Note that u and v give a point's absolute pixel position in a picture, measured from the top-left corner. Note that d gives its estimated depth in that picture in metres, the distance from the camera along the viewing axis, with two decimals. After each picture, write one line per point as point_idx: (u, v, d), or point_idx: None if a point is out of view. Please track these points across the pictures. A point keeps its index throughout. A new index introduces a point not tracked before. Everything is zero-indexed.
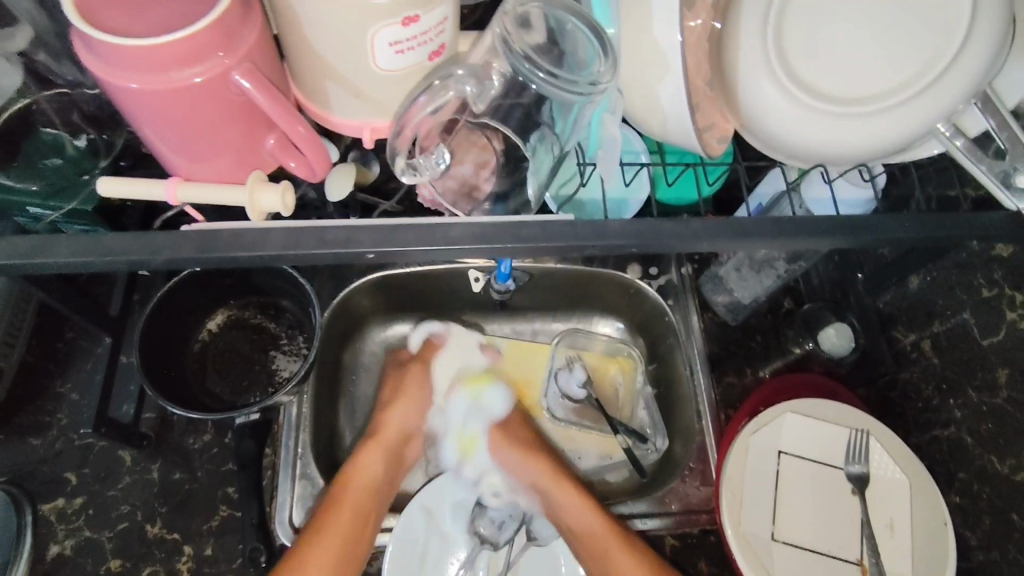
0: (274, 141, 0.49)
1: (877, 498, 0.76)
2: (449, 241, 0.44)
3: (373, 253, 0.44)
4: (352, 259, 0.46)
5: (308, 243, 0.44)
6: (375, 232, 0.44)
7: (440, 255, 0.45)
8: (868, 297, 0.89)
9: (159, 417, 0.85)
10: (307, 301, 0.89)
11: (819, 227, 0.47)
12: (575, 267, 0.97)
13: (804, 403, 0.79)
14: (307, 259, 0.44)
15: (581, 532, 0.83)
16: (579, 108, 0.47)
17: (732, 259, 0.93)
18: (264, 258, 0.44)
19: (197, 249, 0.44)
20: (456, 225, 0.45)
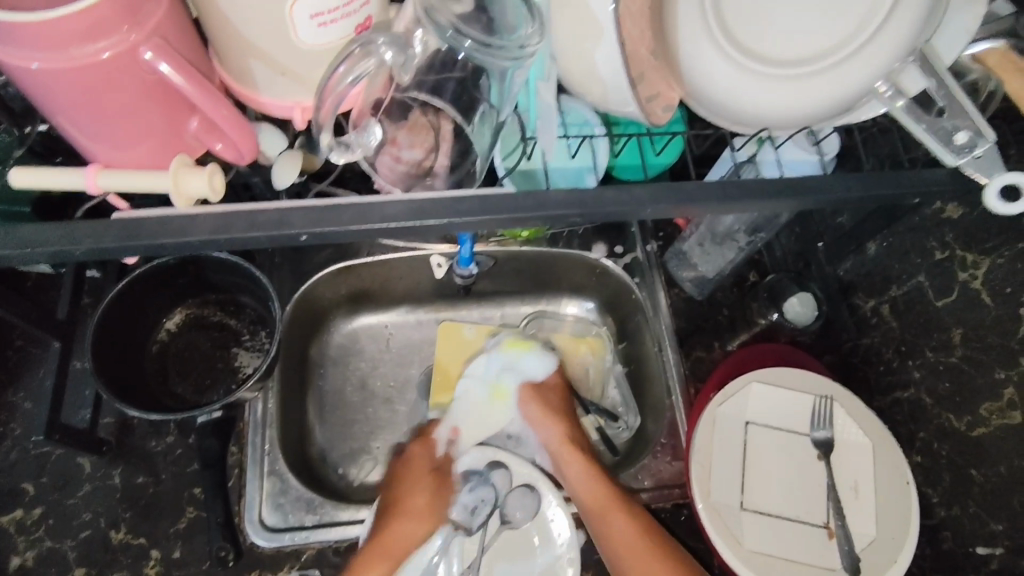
0: (200, 122, 0.47)
1: (841, 462, 0.77)
2: (385, 220, 0.43)
3: (307, 234, 0.43)
4: (288, 242, 0.44)
5: (238, 227, 0.43)
6: (307, 212, 0.43)
7: (379, 234, 0.44)
8: (828, 265, 0.90)
9: (119, 421, 0.83)
10: (266, 296, 0.87)
11: (764, 191, 0.47)
12: (541, 249, 0.97)
13: (768, 372, 0.79)
14: (240, 243, 0.43)
15: (592, 506, 0.80)
16: (514, 71, 0.47)
17: (694, 234, 0.93)
18: (194, 245, 0.43)
19: (120, 238, 0.42)
20: (394, 202, 0.44)
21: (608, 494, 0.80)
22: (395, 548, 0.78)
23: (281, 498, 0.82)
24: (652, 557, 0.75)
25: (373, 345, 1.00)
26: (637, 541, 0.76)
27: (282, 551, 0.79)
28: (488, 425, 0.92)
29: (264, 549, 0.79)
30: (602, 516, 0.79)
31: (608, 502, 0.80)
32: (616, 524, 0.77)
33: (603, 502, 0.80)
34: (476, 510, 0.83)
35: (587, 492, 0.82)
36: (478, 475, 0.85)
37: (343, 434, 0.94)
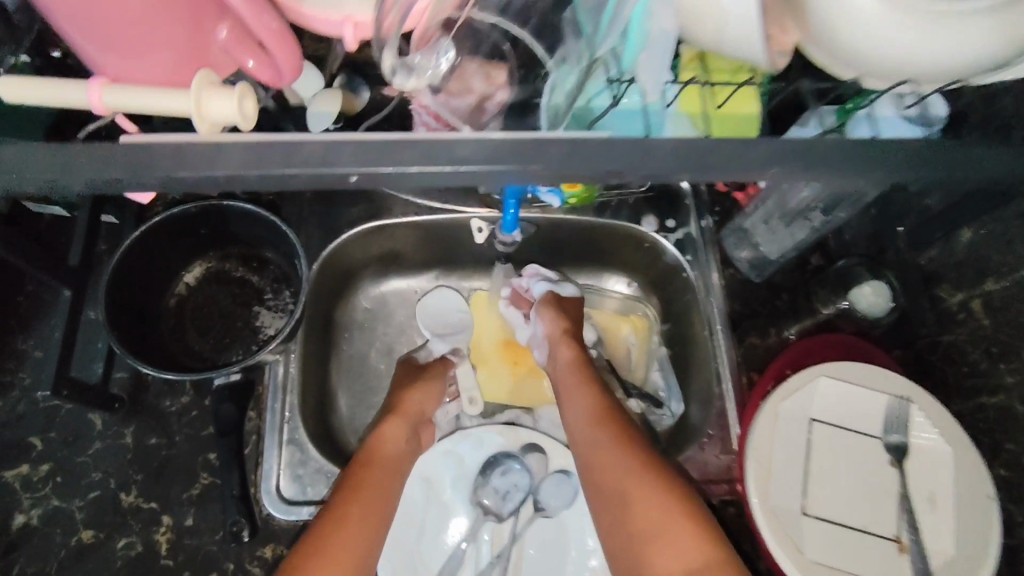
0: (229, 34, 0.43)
1: (916, 469, 0.70)
2: (455, 161, 0.39)
3: (357, 175, 0.39)
4: (328, 184, 0.40)
5: (275, 162, 0.39)
6: (356, 146, 0.39)
7: (436, 178, 0.40)
8: (909, 252, 0.82)
9: (133, 378, 0.78)
10: (293, 252, 0.81)
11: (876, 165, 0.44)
12: (585, 218, 0.91)
13: (839, 366, 0.71)
14: (282, 180, 0.39)
15: (604, 477, 0.71)
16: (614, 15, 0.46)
17: (760, 210, 0.85)
18: (218, 180, 0.39)
19: (132, 165, 0.39)
20: (463, 142, 0.40)
21: (618, 463, 0.70)
22: (373, 477, 0.71)
23: (300, 469, 0.78)
24: (664, 530, 0.64)
25: (402, 310, 0.95)
26: (643, 511, 0.66)
27: (299, 526, 0.74)
28: (518, 396, 0.90)
29: (281, 522, 0.74)
30: (618, 504, 0.68)
31: (620, 456, 0.71)
32: (602, 471, 0.71)
33: (606, 479, 0.70)
34: (506, 496, 0.78)
35: (598, 454, 0.72)
36: (509, 457, 0.79)
37: (367, 404, 0.90)
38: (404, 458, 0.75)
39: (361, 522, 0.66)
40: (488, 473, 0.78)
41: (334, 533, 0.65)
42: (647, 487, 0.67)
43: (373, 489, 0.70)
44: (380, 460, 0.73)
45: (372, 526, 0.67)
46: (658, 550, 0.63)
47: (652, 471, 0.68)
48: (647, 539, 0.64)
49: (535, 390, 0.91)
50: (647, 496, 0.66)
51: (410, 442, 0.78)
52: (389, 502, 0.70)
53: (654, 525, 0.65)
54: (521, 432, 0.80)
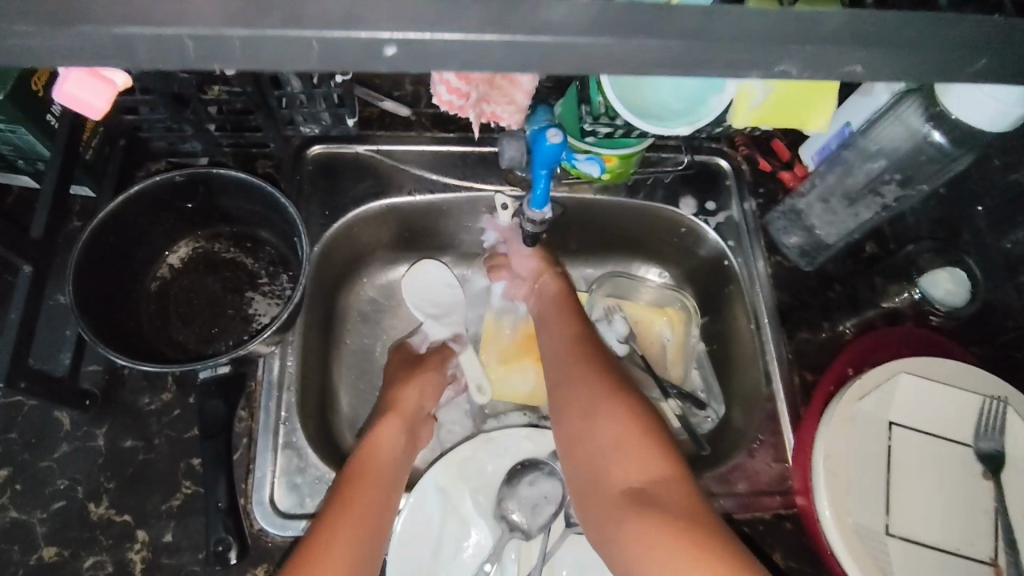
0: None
1: (1018, 481, 0.60)
2: (538, 27, 0.31)
3: (396, 35, 0.30)
4: (336, 58, 0.31)
5: (274, 19, 0.30)
6: (390, 1, 0.30)
7: (491, 61, 0.32)
8: (990, 236, 0.72)
9: (108, 371, 0.68)
10: (291, 229, 0.71)
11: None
12: (618, 199, 0.82)
13: (917, 362, 0.63)
14: (287, 50, 0.31)
15: (565, 392, 0.66)
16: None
17: (817, 187, 0.76)
18: (183, 45, 0.30)
19: (57, 0, 0.30)
20: (555, 3, 0.32)
21: (589, 384, 0.64)
22: (364, 501, 0.60)
23: (298, 478, 0.68)
24: (630, 442, 0.59)
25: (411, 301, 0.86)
26: (609, 426, 0.61)
27: (296, 543, 0.65)
28: (544, 397, 0.80)
29: (275, 539, 0.64)
30: (577, 419, 0.63)
31: (587, 374, 0.66)
32: (566, 392, 0.66)
33: (571, 397, 0.65)
34: (535, 509, 0.67)
35: (564, 374, 0.67)
36: (538, 465, 0.69)
37: (373, 404, 0.81)
38: (398, 470, 0.65)
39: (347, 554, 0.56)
40: (515, 482, 0.69)
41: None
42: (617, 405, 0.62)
43: (356, 518, 0.58)
44: (367, 481, 0.62)
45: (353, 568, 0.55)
46: (612, 458, 0.59)
47: (624, 392, 0.63)
48: (610, 454, 0.59)
49: None
50: (612, 411, 0.61)
51: (409, 446, 0.69)
52: (375, 534, 0.59)
53: (608, 437, 0.60)
54: (551, 436, 0.70)
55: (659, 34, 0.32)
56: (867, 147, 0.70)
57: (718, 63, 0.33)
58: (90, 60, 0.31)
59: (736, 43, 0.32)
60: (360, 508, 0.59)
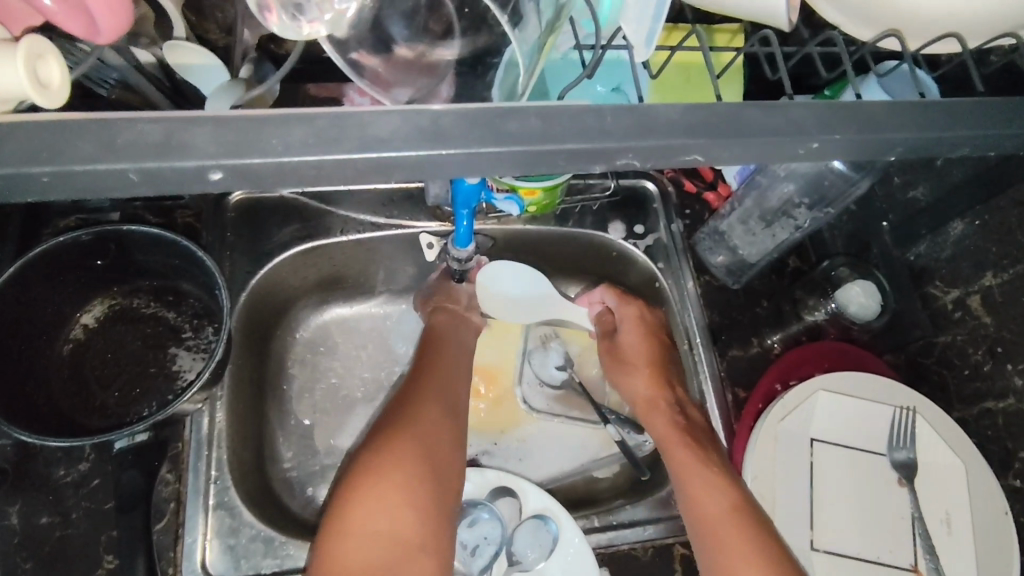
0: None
1: (929, 488, 0.64)
2: (368, 142, 0.30)
3: (219, 168, 0.29)
4: (178, 186, 0.30)
5: (83, 147, 0.28)
6: (212, 129, 0.29)
7: (341, 174, 0.30)
8: (896, 248, 0.76)
9: (18, 445, 0.64)
10: (211, 282, 0.69)
11: (888, 130, 0.33)
12: (549, 228, 0.82)
13: (835, 377, 0.65)
14: (127, 177, 0.28)
15: (688, 476, 0.65)
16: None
17: (736, 211, 0.78)
18: (38, 181, 0.28)
19: None
20: (382, 114, 0.30)
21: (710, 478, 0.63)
22: (426, 417, 0.66)
23: (231, 539, 0.67)
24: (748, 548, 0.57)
25: (346, 342, 0.84)
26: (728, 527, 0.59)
27: None
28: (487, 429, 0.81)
29: None
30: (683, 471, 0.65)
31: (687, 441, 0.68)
32: (688, 479, 0.64)
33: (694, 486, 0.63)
34: (476, 551, 0.68)
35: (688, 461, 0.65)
36: (478, 505, 0.69)
37: (311, 450, 0.79)
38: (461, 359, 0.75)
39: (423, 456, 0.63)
40: None
41: (401, 433, 0.64)
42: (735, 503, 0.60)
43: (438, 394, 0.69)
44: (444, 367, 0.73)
45: (443, 433, 0.66)
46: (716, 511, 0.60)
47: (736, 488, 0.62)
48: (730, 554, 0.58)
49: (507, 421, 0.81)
50: (730, 512, 0.60)
51: (465, 347, 0.78)
52: (454, 414, 0.69)
53: (717, 501, 0.61)
54: (489, 474, 0.70)
55: (514, 135, 0.31)
56: (779, 172, 0.72)
57: (571, 149, 0.31)
58: None
59: (582, 136, 0.31)
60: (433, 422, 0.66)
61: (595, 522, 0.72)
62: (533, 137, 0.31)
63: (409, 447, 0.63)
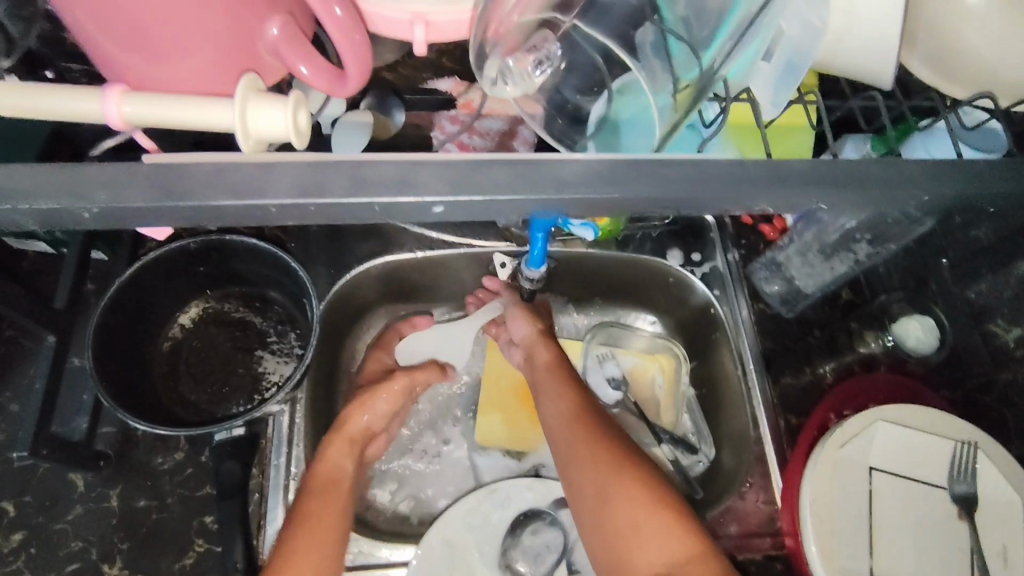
0: (279, 32, 0.41)
1: (989, 523, 0.65)
2: (560, 186, 0.34)
3: (442, 204, 0.33)
4: (344, 216, 0.34)
5: (336, 187, 0.33)
6: (439, 171, 0.33)
7: (508, 208, 0.34)
8: (955, 285, 0.76)
9: (121, 432, 0.70)
10: (302, 292, 0.75)
11: (975, 185, 0.37)
12: (610, 253, 0.86)
13: (895, 410, 0.67)
14: (351, 212, 0.33)
15: (579, 473, 0.65)
16: (713, 48, 0.45)
17: (794, 242, 0.79)
18: (268, 210, 0.33)
19: (158, 191, 0.33)
20: (570, 161, 0.35)
21: (603, 460, 0.64)
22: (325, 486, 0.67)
23: None
24: (654, 534, 0.59)
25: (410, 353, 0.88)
26: (634, 512, 0.60)
27: None
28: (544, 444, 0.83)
29: None
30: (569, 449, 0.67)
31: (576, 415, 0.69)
32: (579, 465, 0.65)
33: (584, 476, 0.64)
34: (538, 558, 0.71)
35: (574, 453, 0.66)
36: (541, 515, 0.72)
37: None
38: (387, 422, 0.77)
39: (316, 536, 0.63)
40: (516, 532, 0.72)
41: (305, 507, 0.65)
42: (638, 484, 0.61)
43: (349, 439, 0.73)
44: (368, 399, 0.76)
45: (341, 508, 0.67)
46: (620, 504, 0.61)
47: (641, 469, 0.63)
48: (630, 538, 0.60)
49: None
50: (630, 493, 0.61)
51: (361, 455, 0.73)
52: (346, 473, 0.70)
53: (620, 489, 0.61)
54: (551, 486, 0.73)
55: (638, 177, 0.34)
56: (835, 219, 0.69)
57: (688, 191, 0.35)
58: (180, 210, 0.33)
59: (698, 180, 0.35)
60: (334, 503, 0.66)
61: None
62: (655, 178, 0.34)
63: (310, 522, 0.64)
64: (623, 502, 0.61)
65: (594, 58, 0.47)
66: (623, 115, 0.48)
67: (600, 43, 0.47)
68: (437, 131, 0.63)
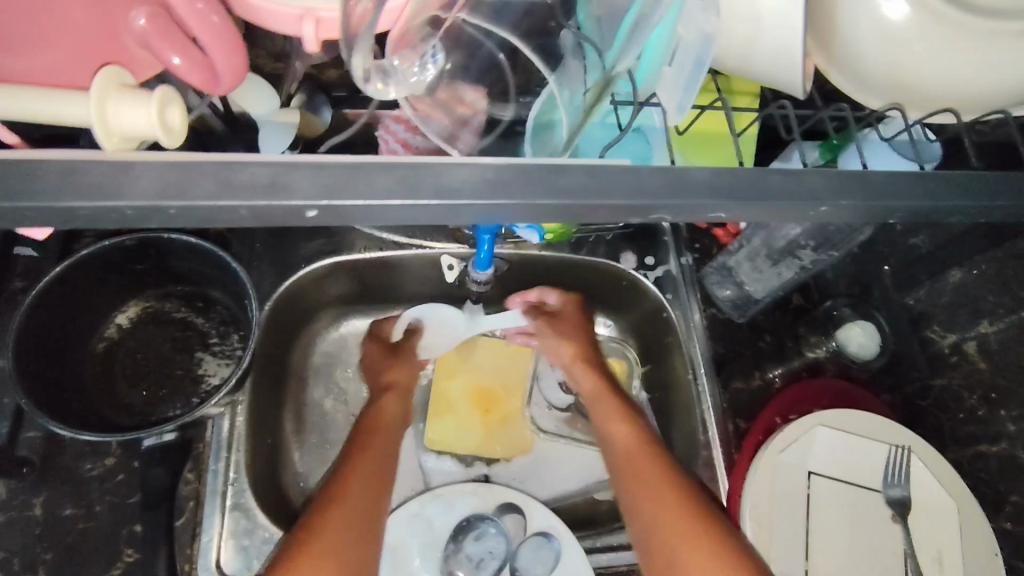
0: (147, 21, 0.38)
1: (921, 526, 0.66)
2: (452, 193, 0.33)
3: (315, 208, 0.32)
4: (246, 219, 0.33)
5: (207, 189, 0.32)
6: (327, 173, 0.32)
7: (417, 215, 0.34)
8: (896, 292, 0.79)
9: (46, 437, 0.67)
10: (242, 292, 0.72)
11: (891, 199, 0.37)
12: (562, 255, 0.85)
13: (836, 415, 0.68)
14: (239, 215, 0.32)
15: (626, 467, 0.69)
16: (615, 49, 0.44)
17: (744, 248, 0.80)
18: (123, 213, 0.32)
19: (13, 192, 0.31)
20: (458, 166, 0.34)
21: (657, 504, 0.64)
22: (365, 470, 0.68)
23: (246, 539, 0.70)
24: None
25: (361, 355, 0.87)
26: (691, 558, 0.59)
27: None
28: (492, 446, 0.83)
29: None
30: (632, 479, 0.68)
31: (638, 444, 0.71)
32: (634, 499, 0.66)
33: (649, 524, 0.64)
34: (481, 564, 0.70)
35: (630, 469, 0.69)
36: (484, 520, 0.72)
37: (324, 458, 0.82)
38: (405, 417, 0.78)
39: (348, 515, 0.63)
40: (460, 539, 0.71)
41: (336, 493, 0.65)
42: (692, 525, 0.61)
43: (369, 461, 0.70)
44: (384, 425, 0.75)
45: (371, 486, 0.67)
46: (680, 551, 0.60)
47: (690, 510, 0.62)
48: None
49: (512, 439, 0.84)
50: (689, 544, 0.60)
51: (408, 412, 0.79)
52: (384, 462, 0.71)
53: (676, 532, 0.61)
54: (497, 491, 0.73)
55: (552, 182, 0.34)
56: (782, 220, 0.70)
57: (602, 197, 0.34)
58: (52, 211, 0.31)
59: (613, 186, 0.34)
60: (365, 477, 0.68)
61: (596, 542, 0.75)
62: (568, 184, 0.34)
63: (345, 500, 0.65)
64: (684, 551, 0.60)
65: (493, 52, 0.53)
66: (556, 117, 0.50)
67: (501, 40, 0.52)
68: (382, 131, 0.60)
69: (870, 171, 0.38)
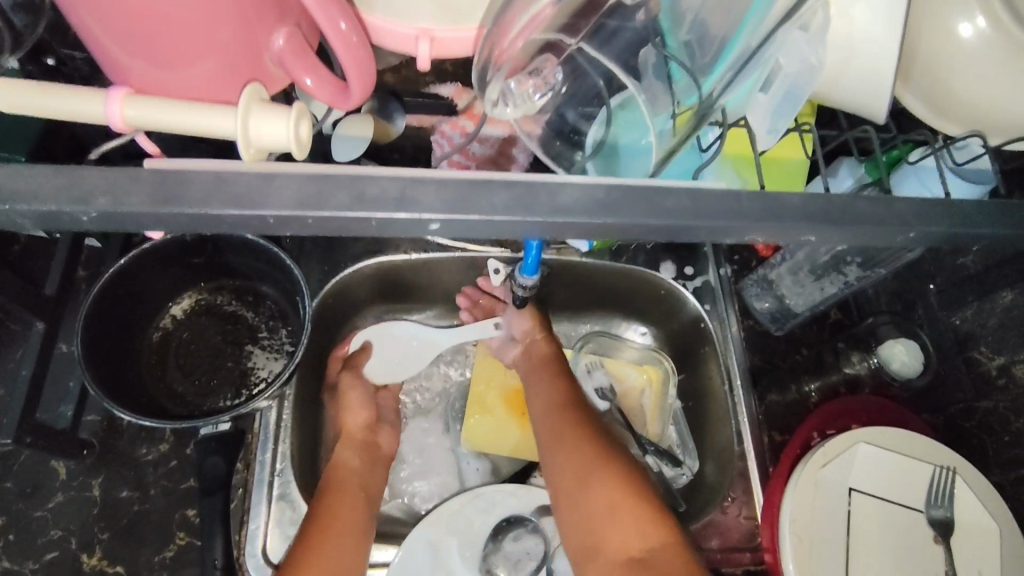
0: (285, 42, 0.42)
1: (964, 550, 0.65)
2: (557, 211, 0.34)
3: (437, 222, 0.34)
4: (352, 229, 0.35)
5: (331, 202, 0.33)
6: (441, 191, 0.34)
7: (511, 228, 0.35)
8: (941, 311, 0.79)
9: (106, 421, 0.70)
10: (294, 289, 0.74)
11: (970, 225, 0.38)
12: (604, 263, 0.86)
13: (880, 433, 0.68)
14: (351, 227, 0.34)
15: (553, 425, 0.72)
16: (711, 77, 0.46)
17: (787, 262, 0.80)
18: (264, 221, 0.34)
19: (151, 200, 0.33)
20: (565, 187, 0.35)
21: (578, 455, 0.68)
22: (345, 486, 0.71)
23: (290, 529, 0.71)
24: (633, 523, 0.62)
25: None
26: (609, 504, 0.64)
27: None
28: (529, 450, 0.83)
29: None
30: (552, 439, 0.70)
31: (563, 407, 0.73)
32: (556, 450, 0.69)
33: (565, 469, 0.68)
34: (518, 565, 0.72)
35: (552, 425, 0.72)
36: (523, 521, 0.73)
37: None
38: (365, 482, 0.72)
39: (342, 541, 0.66)
40: (499, 538, 0.72)
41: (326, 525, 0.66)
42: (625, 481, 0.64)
43: (346, 476, 0.72)
44: (355, 436, 0.76)
45: (356, 502, 0.70)
46: (601, 503, 0.64)
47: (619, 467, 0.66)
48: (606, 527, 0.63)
49: None
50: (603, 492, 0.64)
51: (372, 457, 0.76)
52: (355, 468, 0.73)
53: (593, 482, 0.65)
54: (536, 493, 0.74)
55: (643, 202, 0.35)
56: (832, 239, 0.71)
57: (689, 217, 0.35)
58: (172, 214, 0.33)
59: (697, 206, 0.35)
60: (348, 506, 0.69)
61: None
62: (657, 204, 0.35)
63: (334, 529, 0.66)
64: (599, 491, 0.65)
65: (597, 82, 0.50)
66: (622, 138, 0.51)
67: (606, 68, 0.50)
68: (437, 136, 0.63)
69: (949, 199, 0.39)
